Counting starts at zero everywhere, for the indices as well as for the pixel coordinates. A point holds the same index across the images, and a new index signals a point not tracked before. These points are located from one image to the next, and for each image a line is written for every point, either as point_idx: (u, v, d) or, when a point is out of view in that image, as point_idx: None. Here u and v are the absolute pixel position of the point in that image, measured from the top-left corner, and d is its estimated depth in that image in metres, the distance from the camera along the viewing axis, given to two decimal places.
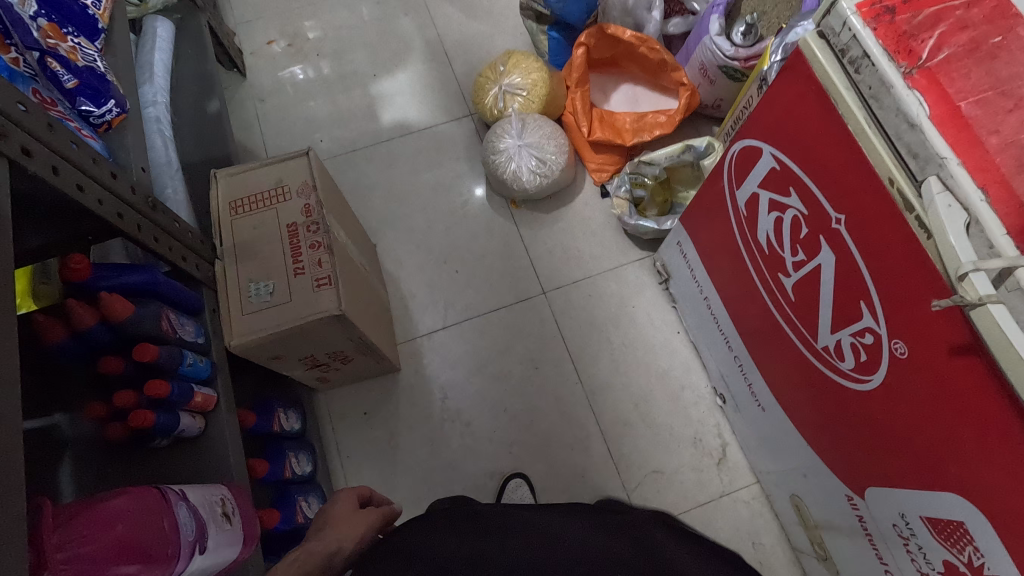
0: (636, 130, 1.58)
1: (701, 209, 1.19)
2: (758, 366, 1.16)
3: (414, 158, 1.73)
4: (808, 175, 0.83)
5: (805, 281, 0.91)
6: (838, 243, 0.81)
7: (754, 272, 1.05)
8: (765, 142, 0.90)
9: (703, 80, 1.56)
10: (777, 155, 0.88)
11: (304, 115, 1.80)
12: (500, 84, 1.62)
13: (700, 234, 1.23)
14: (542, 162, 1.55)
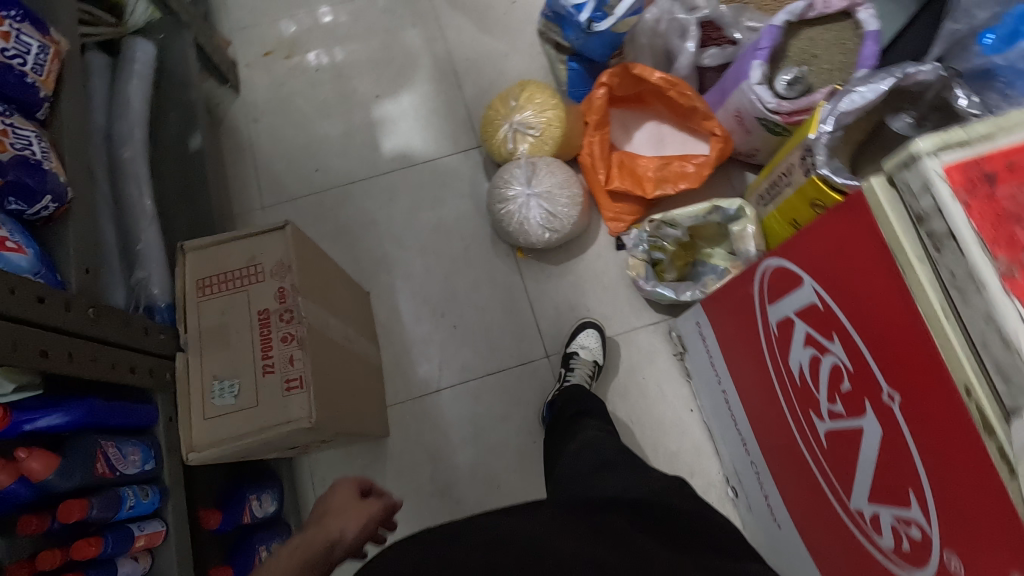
0: (658, 181, 1.43)
1: (725, 302, 1.05)
2: (778, 484, 1.04)
3: (415, 194, 1.58)
4: (857, 332, 0.69)
5: (842, 436, 0.78)
6: (887, 418, 0.68)
7: (783, 395, 0.92)
8: (806, 274, 0.76)
9: (738, 126, 1.38)
10: (819, 293, 0.74)
11: (298, 139, 1.66)
12: (510, 122, 1.46)
13: (722, 325, 1.09)
14: (552, 215, 1.40)
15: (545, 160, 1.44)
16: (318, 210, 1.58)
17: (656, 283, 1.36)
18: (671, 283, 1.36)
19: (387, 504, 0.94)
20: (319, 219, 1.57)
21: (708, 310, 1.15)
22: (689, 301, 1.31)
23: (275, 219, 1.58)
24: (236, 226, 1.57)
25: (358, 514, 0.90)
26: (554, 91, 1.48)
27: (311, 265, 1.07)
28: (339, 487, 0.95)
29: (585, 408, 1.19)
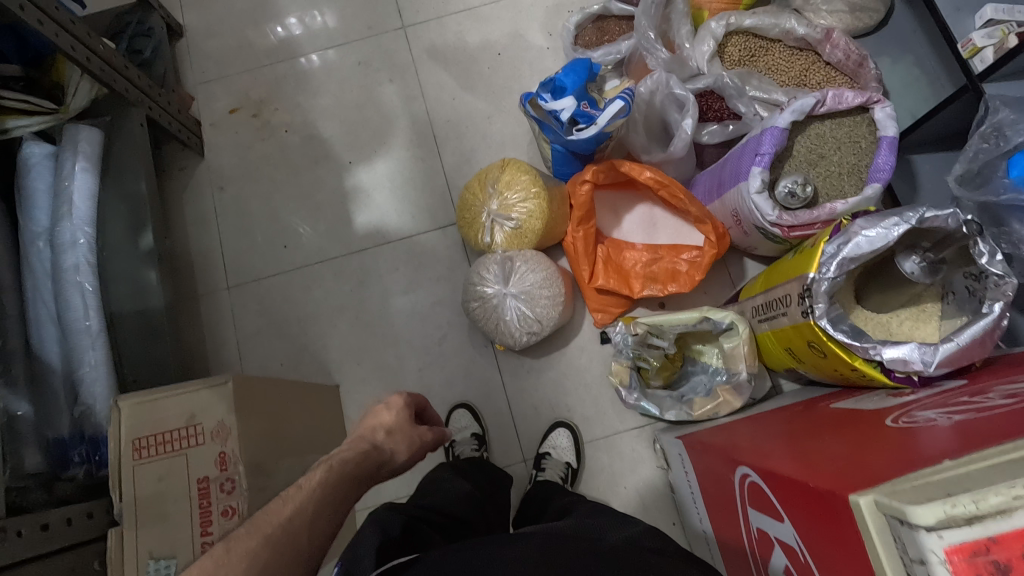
0: (645, 280, 1.33)
1: (710, 466, 0.96)
2: None
3: (389, 275, 1.49)
4: None
5: None
6: None
7: None
8: (788, 518, 0.67)
9: (735, 225, 1.27)
10: (799, 545, 0.65)
11: (266, 210, 1.56)
12: (489, 210, 1.33)
13: (704, 481, 1.01)
14: (531, 316, 1.31)
15: (523, 254, 1.34)
16: (287, 291, 1.50)
17: (640, 396, 1.26)
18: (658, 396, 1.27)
19: (437, 438, 0.97)
20: (288, 302, 1.49)
21: (691, 455, 1.06)
22: (674, 418, 1.23)
23: (242, 301, 1.50)
24: (201, 307, 1.49)
25: (408, 434, 0.92)
26: (537, 173, 1.36)
27: (255, 415, 0.99)
28: (387, 403, 0.95)
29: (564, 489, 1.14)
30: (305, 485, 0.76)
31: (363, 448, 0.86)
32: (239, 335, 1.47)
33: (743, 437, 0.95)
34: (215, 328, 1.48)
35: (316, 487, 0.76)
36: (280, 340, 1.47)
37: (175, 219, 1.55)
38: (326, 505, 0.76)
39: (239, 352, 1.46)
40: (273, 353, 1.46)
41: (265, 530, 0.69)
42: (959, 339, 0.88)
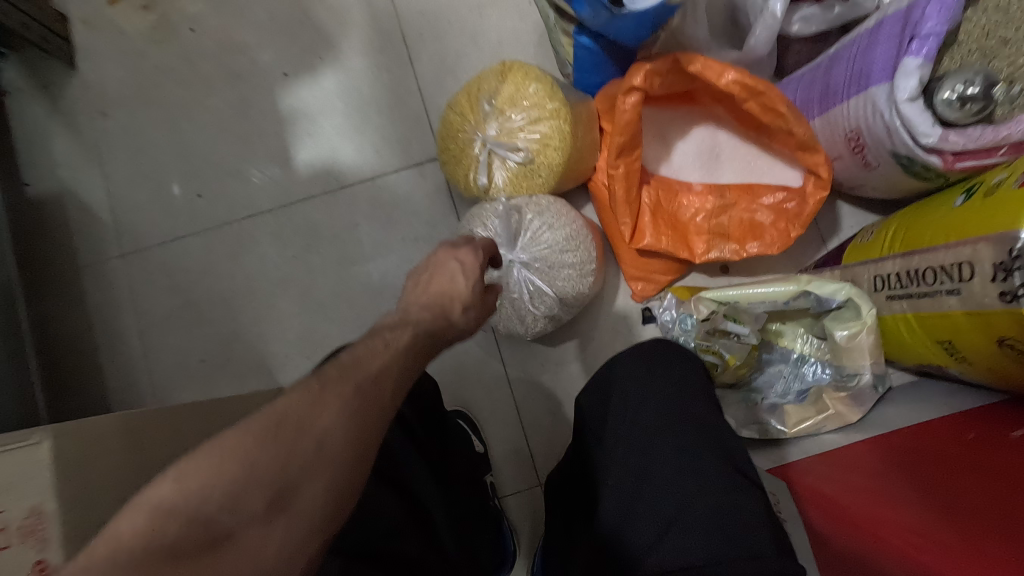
0: (711, 238, 0.93)
1: (828, 532, 0.68)
2: None
3: (346, 235, 1.08)
4: None
5: None
6: None
7: None
8: None
9: (854, 154, 0.85)
10: None
11: (170, 146, 1.11)
12: (484, 137, 0.91)
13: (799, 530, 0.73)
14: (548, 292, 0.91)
15: (536, 201, 0.93)
16: (205, 260, 1.08)
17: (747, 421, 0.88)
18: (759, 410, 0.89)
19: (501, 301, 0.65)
20: (209, 276, 1.08)
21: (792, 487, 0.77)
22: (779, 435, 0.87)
23: (142, 275, 1.08)
24: (86, 285, 1.08)
25: (482, 307, 0.60)
26: (553, 82, 0.94)
27: (109, 482, 0.60)
28: (459, 259, 0.60)
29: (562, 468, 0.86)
30: (388, 347, 0.48)
31: (429, 328, 0.53)
32: (142, 322, 1.07)
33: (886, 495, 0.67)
34: (107, 314, 1.07)
35: (402, 350, 0.49)
36: (198, 328, 1.07)
37: (42, 161, 1.10)
38: (406, 362, 0.49)
39: (142, 345, 1.06)
40: (190, 345, 1.06)
41: (354, 382, 0.44)
42: None
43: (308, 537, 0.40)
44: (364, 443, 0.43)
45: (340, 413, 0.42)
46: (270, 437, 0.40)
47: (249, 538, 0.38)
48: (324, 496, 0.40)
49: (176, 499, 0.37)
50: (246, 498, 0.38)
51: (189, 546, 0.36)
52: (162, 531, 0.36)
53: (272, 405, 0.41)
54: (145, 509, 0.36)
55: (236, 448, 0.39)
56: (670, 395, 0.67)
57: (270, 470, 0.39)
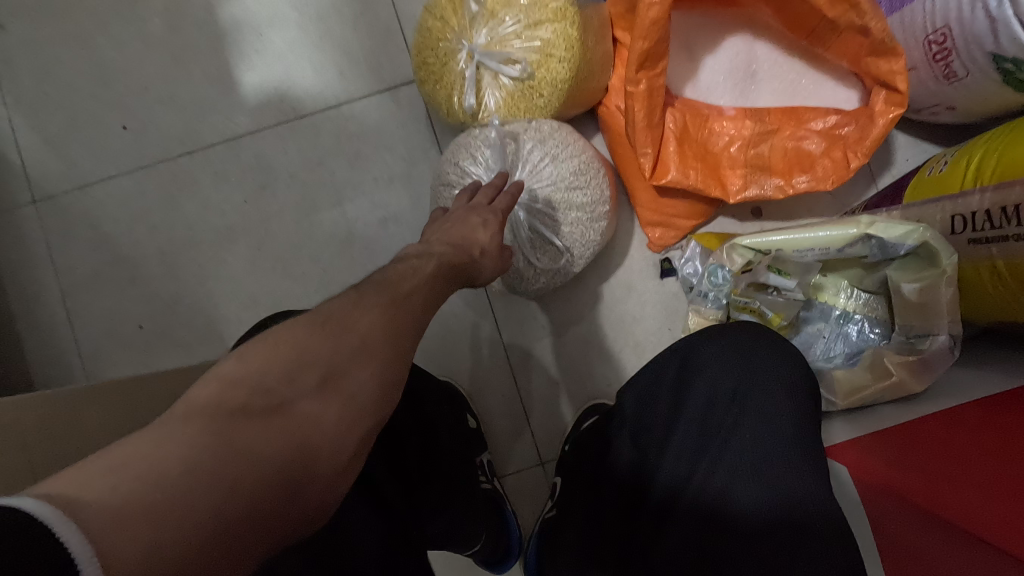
0: (748, 172, 0.76)
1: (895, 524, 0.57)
2: None
3: (306, 174, 0.90)
4: None
5: None
6: None
7: None
8: None
9: (933, 64, 0.68)
10: None
11: (84, 66, 0.90)
12: (471, 45, 0.73)
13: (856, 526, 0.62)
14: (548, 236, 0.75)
15: (536, 127, 0.76)
16: (137, 207, 0.90)
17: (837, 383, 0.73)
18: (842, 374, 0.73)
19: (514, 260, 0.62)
20: (142, 225, 0.90)
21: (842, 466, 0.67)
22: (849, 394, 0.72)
23: (61, 224, 0.90)
24: None
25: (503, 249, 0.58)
26: None
27: None
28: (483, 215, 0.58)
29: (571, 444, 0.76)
30: (421, 271, 0.47)
31: (456, 259, 0.52)
32: (64, 281, 0.90)
33: (946, 454, 0.58)
34: (21, 272, 0.90)
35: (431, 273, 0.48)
36: (133, 288, 0.90)
37: None
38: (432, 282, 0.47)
39: (66, 309, 0.89)
40: (125, 308, 0.89)
41: (395, 291, 0.43)
42: None
43: (357, 423, 0.37)
44: (406, 342, 0.41)
45: (385, 309, 0.41)
46: (318, 328, 0.38)
47: (307, 412, 0.36)
48: (373, 380, 0.38)
49: (239, 372, 0.35)
50: (302, 374, 0.36)
51: (250, 412, 0.34)
52: (223, 398, 0.33)
53: (322, 304, 0.41)
54: (210, 379, 0.34)
55: (291, 333, 0.37)
56: (733, 361, 0.58)
57: (323, 353, 0.37)
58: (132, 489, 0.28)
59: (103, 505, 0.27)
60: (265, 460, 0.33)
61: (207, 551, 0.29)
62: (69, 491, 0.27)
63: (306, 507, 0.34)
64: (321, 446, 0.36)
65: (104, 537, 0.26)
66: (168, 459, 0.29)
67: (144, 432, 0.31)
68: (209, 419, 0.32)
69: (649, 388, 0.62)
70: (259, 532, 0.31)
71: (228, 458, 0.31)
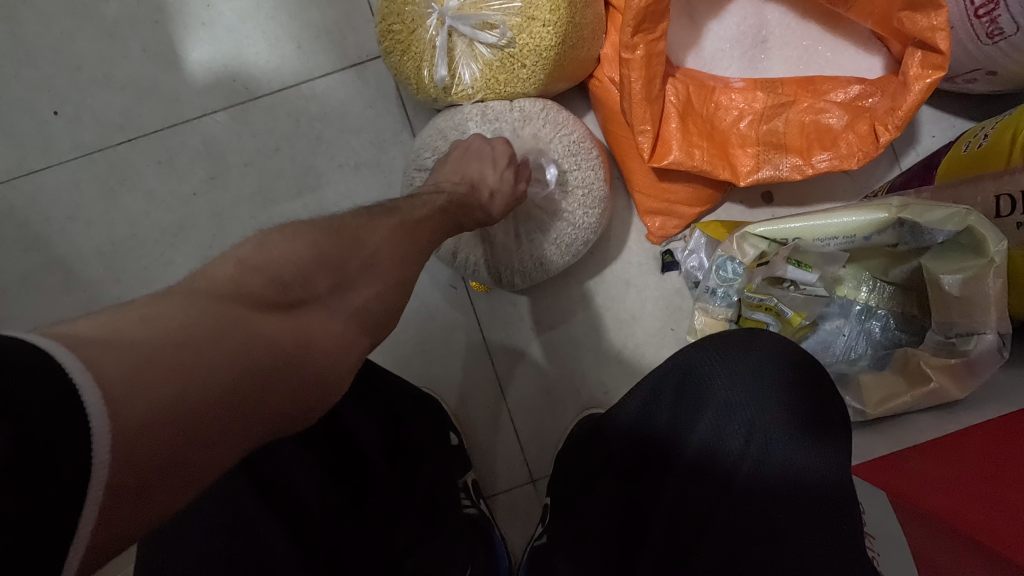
0: (761, 151, 0.67)
1: (942, 560, 0.46)
2: None
3: (266, 161, 0.80)
4: None
5: None
6: None
7: None
8: None
9: (974, 21, 0.60)
10: None
11: (8, 44, 0.80)
12: (442, 8, 0.63)
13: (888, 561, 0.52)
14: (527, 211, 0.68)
15: (519, 108, 0.68)
16: (73, 203, 0.80)
17: (867, 393, 0.65)
18: (871, 382, 0.65)
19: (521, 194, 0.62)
20: (79, 222, 0.80)
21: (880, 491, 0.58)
22: (874, 402, 0.63)
23: None
24: None
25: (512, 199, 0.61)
26: None
27: None
28: (492, 148, 0.61)
29: (572, 458, 0.66)
30: (432, 203, 0.52)
31: (464, 195, 0.56)
32: None
33: (996, 475, 0.50)
34: None
35: (440, 207, 0.52)
36: (70, 293, 0.80)
37: None
38: (438, 216, 0.51)
39: None
40: (61, 316, 0.79)
41: (404, 220, 0.47)
42: None
43: (359, 335, 0.41)
44: (407, 264, 0.45)
45: (392, 232, 0.45)
46: (329, 239, 0.41)
47: (317, 315, 0.38)
48: (376, 296, 0.42)
49: (257, 260, 0.36)
50: (315, 277, 0.38)
51: (268, 299, 0.35)
52: (241, 280, 0.35)
53: (334, 216, 0.44)
54: (230, 260, 0.36)
55: (307, 234, 0.40)
56: (759, 379, 0.50)
57: (337, 266, 0.40)
58: (158, 340, 0.28)
59: (123, 355, 0.27)
60: (281, 345, 0.34)
61: (221, 415, 0.30)
62: (88, 339, 0.26)
63: (304, 397, 0.36)
64: (327, 348, 0.38)
65: (120, 386, 0.26)
66: (196, 322, 0.30)
67: (163, 296, 0.31)
68: (231, 295, 0.33)
69: (651, 392, 0.54)
70: (268, 404, 0.33)
71: (245, 333, 0.32)
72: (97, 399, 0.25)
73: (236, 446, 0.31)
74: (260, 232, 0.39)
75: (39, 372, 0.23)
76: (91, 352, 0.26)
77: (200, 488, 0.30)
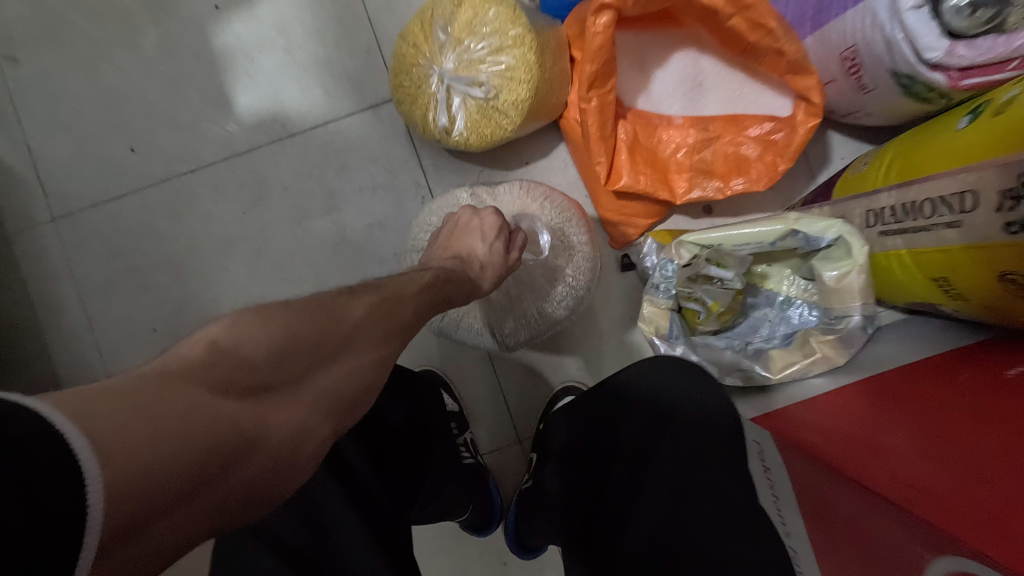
0: (693, 176, 0.85)
1: None
2: None
3: (303, 185, 0.99)
4: None
5: None
6: None
7: None
8: None
9: (849, 77, 0.77)
10: None
11: (93, 94, 0.99)
12: (441, 71, 0.82)
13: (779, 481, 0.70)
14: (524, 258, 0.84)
15: (493, 189, 0.88)
16: (146, 222, 0.99)
17: (775, 364, 0.82)
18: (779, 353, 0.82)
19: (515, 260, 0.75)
20: (151, 237, 0.99)
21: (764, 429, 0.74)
22: (780, 368, 0.81)
23: (77, 239, 0.99)
24: (15, 254, 0.98)
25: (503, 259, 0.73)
26: (515, 2, 0.83)
27: None
28: (480, 220, 0.74)
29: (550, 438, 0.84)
30: (416, 280, 0.57)
31: (451, 271, 0.64)
32: (81, 291, 0.99)
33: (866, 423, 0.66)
34: (44, 285, 0.99)
35: (425, 283, 0.58)
36: (145, 296, 0.99)
37: None
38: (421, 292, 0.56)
39: (87, 315, 0.99)
40: (138, 312, 0.99)
41: (387, 295, 0.51)
42: None
43: (322, 422, 0.42)
44: (384, 335, 0.48)
45: (372, 305, 0.49)
46: (310, 318, 0.43)
47: (282, 403, 0.40)
48: (348, 372, 0.45)
49: (233, 339, 0.38)
50: (290, 357, 0.41)
51: (237, 384, 0.37)
52: (211, 363, 0.37)
53: (316, 295, 0.47)
54: (204, 339, 0.38)
55: (285, 313, 0.42)
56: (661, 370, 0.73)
57: (311, 343, 0.42)
58: (137, 417, 0.31)
59: (108, 423, 0.30)
60: (243, 428, 0.36)
61: (187, 489, 0.33)
62: (85, 403, 0.30)
63: (262, 474, 0.38)
64: (285, 433, 0.39)
65: (110, 447, 0.30)
66: (169, 399, 0.33)
67: (141, 376, 0.34)
68: (200, 377, 0.35)
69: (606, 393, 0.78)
70: (229, 478, 0.36)
71: (215, 412, 0.35)
72: (90, 455, 0.29)
73: (198, 517, 0.34)
74: (238, 309, 0.41)
75: (42, 438, 0.28)
76: (88, 419, 0.30)
77: (165, 557, 0.33)
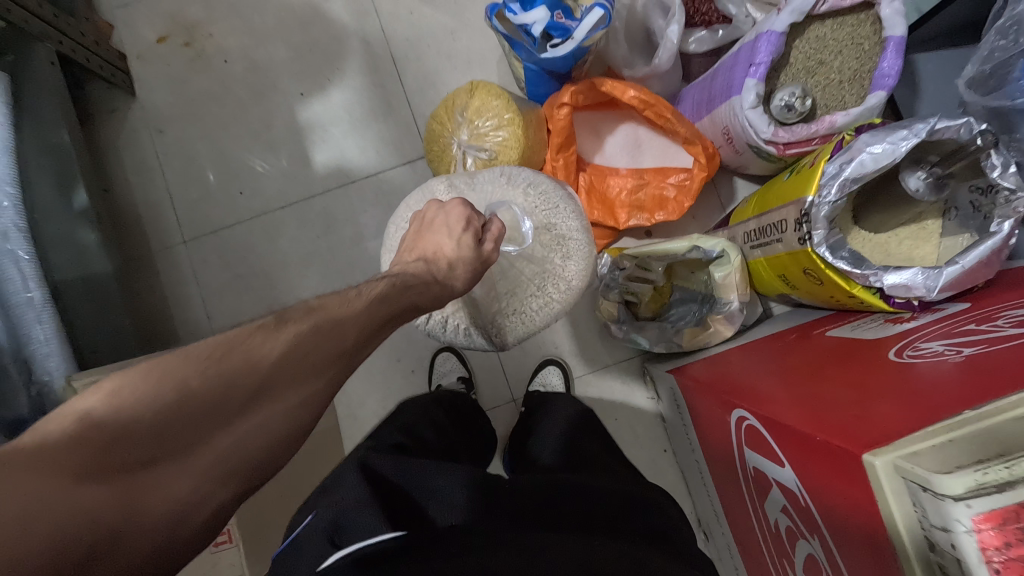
0: (631, 210, 1.26)
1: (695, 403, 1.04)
2: (739, 548, 0.99)
3: (360, 217, 1.39)
4: (824, 519, 0.62)
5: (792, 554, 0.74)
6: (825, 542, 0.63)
7: (747, 498, 0.87)
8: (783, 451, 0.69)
9: (728, 145, 1.17)
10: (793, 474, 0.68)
11: (214, 154, 1.41)
12: (459, 141, 1.21)
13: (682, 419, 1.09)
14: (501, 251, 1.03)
15: (472, 182, 1.09)
16: (249, 243, 1.39)
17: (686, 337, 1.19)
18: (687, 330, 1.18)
19: (480, 253, 0.88)
20: (252, 254, 1.39)
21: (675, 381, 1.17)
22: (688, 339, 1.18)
23: (200, 256, 1.39)
24: (156, 267, 1.39)
25: (468, 251, 0.86)
26: (509, 95, 1.23)
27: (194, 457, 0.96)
28: (447, 220, 0.88)
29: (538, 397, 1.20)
30: (363, 295, 0.61)
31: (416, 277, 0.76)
32: (202, 292, 1.38)
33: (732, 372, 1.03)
34: (176, 288, 1.39)
35: (377, 296, 0.63)
36: (247, 295, 1.38)
37: (113, 170, 1.40)
38: (363, 315, 0.58)
39: (205, 309, 1.38)
40: (242, 307, 1.38)
41: (316, 322, 0.52)
42: (963, 262, 0.84)
43: (215, 489, 0.43)
44: (307, 369, 0.49)
45: (294, 343, 0.49)
46: (209, 367, 0.44)
47: (166, 476, 0.40)
48: (251, 433, 0.45)
49: (108, 412, 0.39)
50: (170, 431, 0.41)
51: (110, 464, 0.38)
52: (81, 439, 0.38)
53: (226, 335, 0.47)
54: (73, 414, 0.39)
55: (178, 366, 0.43)
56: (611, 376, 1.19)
57: (204, 397, 0.43)
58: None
59: None
60: (105, 519, 0.37)
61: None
62: None
63: (145, 544, 0.39)
64: (168, 505, 0.40)
65: None
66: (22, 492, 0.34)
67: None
68: (63, 465, 0.36)
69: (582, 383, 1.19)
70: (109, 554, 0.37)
71: (77, 500, 0.36)
72: None
73: None
74: (115, 372, 0.42)
75: None
76: None
77: None
